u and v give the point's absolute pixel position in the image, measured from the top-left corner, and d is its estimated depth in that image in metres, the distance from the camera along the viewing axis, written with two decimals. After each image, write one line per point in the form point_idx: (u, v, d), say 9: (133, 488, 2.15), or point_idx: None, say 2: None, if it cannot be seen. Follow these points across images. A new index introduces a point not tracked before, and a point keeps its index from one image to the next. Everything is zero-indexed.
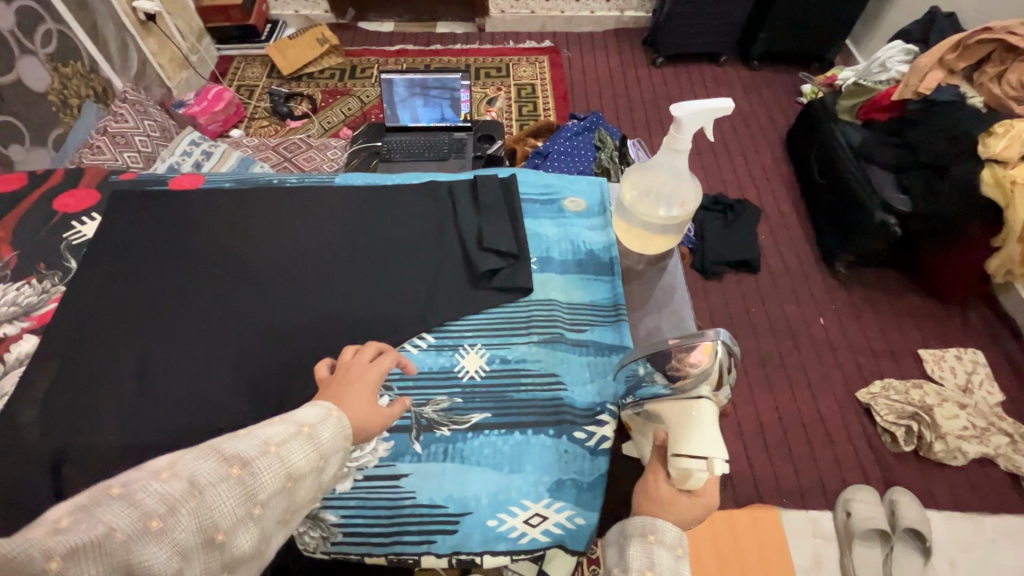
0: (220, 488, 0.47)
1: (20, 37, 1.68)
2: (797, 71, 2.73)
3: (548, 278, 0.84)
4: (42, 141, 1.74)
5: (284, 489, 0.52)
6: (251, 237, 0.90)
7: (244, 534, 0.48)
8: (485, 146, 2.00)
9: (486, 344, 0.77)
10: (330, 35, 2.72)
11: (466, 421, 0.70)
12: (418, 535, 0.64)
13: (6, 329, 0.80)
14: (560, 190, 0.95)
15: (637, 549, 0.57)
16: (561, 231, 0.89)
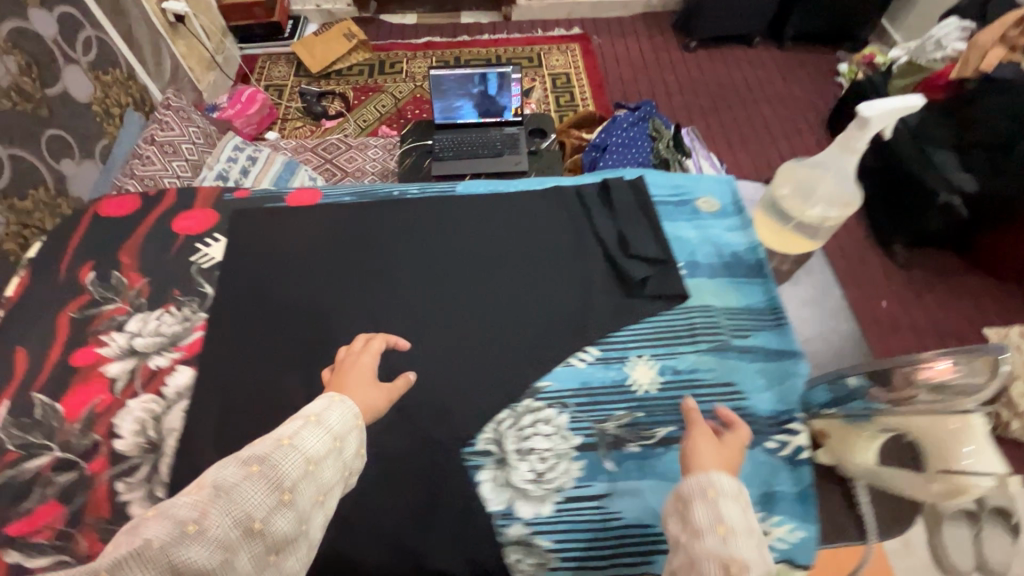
0: (242, 486, 0.61)
1: (64, 46, 1.61)
2: (832, 50, 2.70)
3: (700, 289, 1.07)
4: (90, 154, 1.69)
5: (307, 472, 0.66)
6: (412, 279, 1.07)
7: (283, 515, 0.62)
8: (537, 140, 1.97)
9: (654, 357, 1.00)
10: (356, 30, 2.65)
11: (655, 435, 0.93)
12: (636, 550, 0.86)
13: (160, 356, 0.98)
14: (691, 193, 1.19)
15: (702, 508, 0.71)
16: (700, 237, 1.13)
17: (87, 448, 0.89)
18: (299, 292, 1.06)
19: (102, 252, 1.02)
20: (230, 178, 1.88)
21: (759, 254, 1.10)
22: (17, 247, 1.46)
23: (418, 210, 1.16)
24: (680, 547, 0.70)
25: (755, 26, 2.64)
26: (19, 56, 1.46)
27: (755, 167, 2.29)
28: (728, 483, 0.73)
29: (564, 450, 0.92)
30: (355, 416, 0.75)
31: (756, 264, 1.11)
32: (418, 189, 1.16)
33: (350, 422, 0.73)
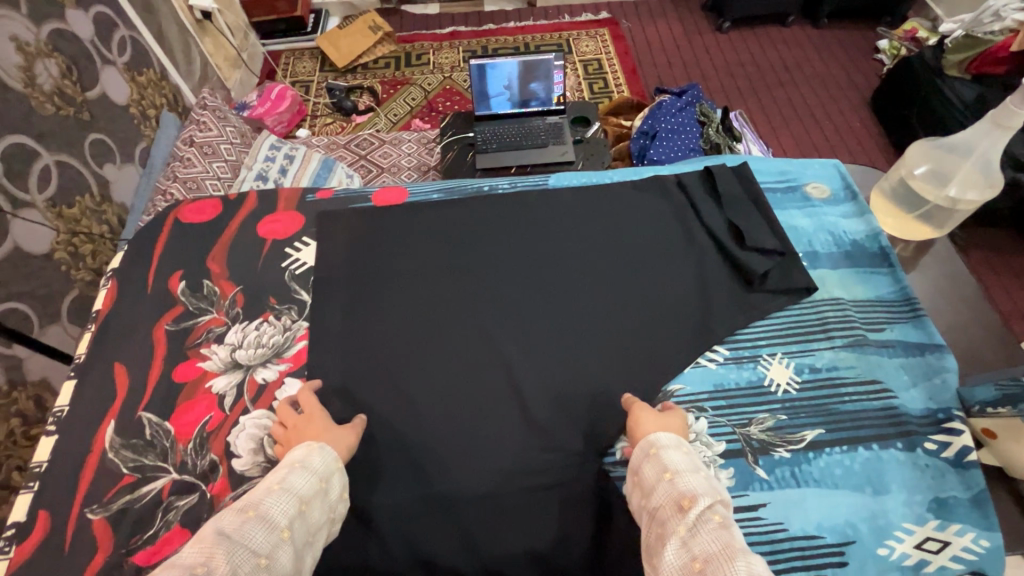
0: (248, 527, 0.56)
1: (100, 46, 1.57)
2: (870, 27, 2.62)
3: (824, 276, 0.94)
4: (130, 158, 1.65)
5: (301, 511, 0.62)
6: (500, 275, 0.96)
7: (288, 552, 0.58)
8: (582, 129, 1.91)
9: (788, 355, 0.86)
10: (381, 21, 2.59)
11: (803, 440, 0.78)
12: (806, 570, 0.69)
13: (268, 373, 0.85)
14: (798, 177, 1.07)
15: (651, 466, 0.68)
16: (815, 222, 1.00)
17: (206, 468, 0.78)
18: (378, 293, 0.94)
19: (185, 258, 0.98)
20: (269, 178, 1.82)
21: (883, 240, 0.97)
22: (67, 254, 1.40)
23: (503, 200, 1.05)
24: (645, 513, 0.66)
25: (789, 4, 2.56)
26: (60, 58, 1.42)
27: (801, 150, 2.23)
28: (664, 435, 0.71)
29: (709, 459, 0.77)
30: (337, 459, 0.70)
31: (882, 248, 0.96)
32: (504, 182, 1.08)
33: (334, 462, 0.69)
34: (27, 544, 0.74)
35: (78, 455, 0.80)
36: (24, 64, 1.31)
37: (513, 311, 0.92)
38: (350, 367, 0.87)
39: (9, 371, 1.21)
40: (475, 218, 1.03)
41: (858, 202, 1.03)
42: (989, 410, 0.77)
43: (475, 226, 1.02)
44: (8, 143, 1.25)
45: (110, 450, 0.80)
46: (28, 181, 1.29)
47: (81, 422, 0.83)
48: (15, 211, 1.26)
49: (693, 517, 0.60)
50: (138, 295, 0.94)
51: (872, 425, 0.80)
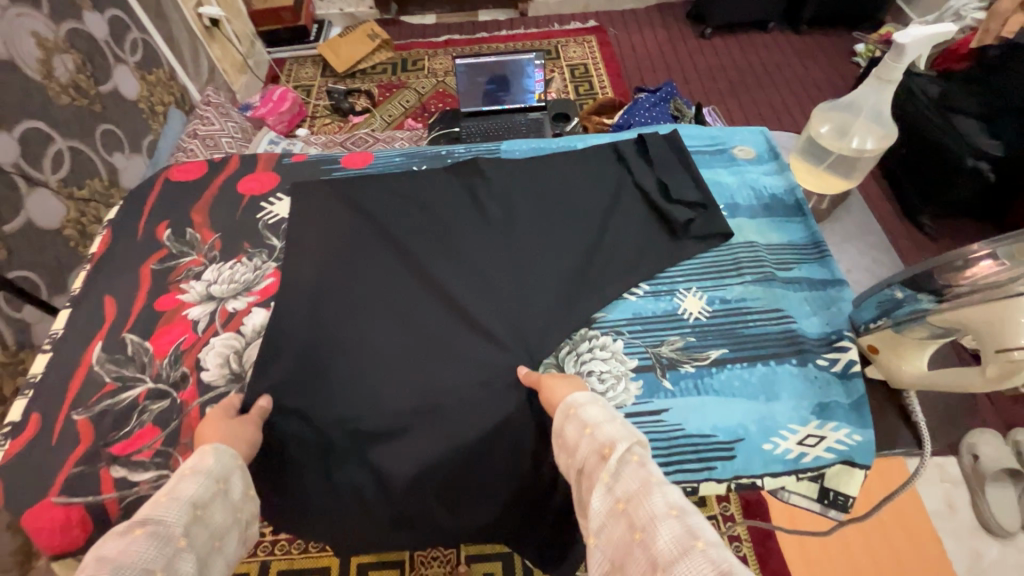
0: (134, 544, 0.55)
1: (113, 46, 1.71)
2: (849, 32, 2.72)
3: (742, 223, 1.02)
4: (138, 148, 1.78)
5: (196, 518, 0.62)
6: (457, 229, 1.05)
7: (186, 562, 0.58)
8: (562, 124, 2.02)
9: (702, 289, 0.95)
10: (379, 30, 2.74)
11: (707, 357, 0.87)
12: (698, 462, 0.79)
13: (236, 303, 0.96)
14: (726, 140, 1.15)
15: (572, 426, 0.70)
16: (739, 178, 1.08)
17: (177, 378, 0.88)
18: (353, 258, 1.01)
19: (174, 213, 1.08)
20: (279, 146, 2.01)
21: (800, 192, 1.05)
22: (76, 231, 1.52)
23: (465, 166, 1.15)
24: (574, 474, 0.68)
25: (769, 11, 2.67)
26: (76, 54, 1.56)
27: None
28: (579, 395, 0.74)
29: (621, 373, 0.87)
30: (235, 457, 0.72)
31: (798, 200, 1.04)
32: (458, 148, 1.19)
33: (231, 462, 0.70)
34: (21, 439, 0.84)
35: (69, 375, 0.89)
36: (42, 58, 1.45)
37: (470, 264, 1.00)
38: (325, 323, 0.94)
39: (17, 333, 1.32)
40: (435, 179, 1.13)
41: (780, 160, 1.11)
42: (871, 326, 0.84)
43: (435, 185, 1.11)
44: (25, 127, 1.38)
45: (96, 372, 0.89)
46: (42, 162, 1.42)
47: (72, 350, 0.92)
48: (30, 189, 1.38)
49: (615, 465, 0.62)
50: (129, 243, 1.05)
51: (772, 346, 0.88)
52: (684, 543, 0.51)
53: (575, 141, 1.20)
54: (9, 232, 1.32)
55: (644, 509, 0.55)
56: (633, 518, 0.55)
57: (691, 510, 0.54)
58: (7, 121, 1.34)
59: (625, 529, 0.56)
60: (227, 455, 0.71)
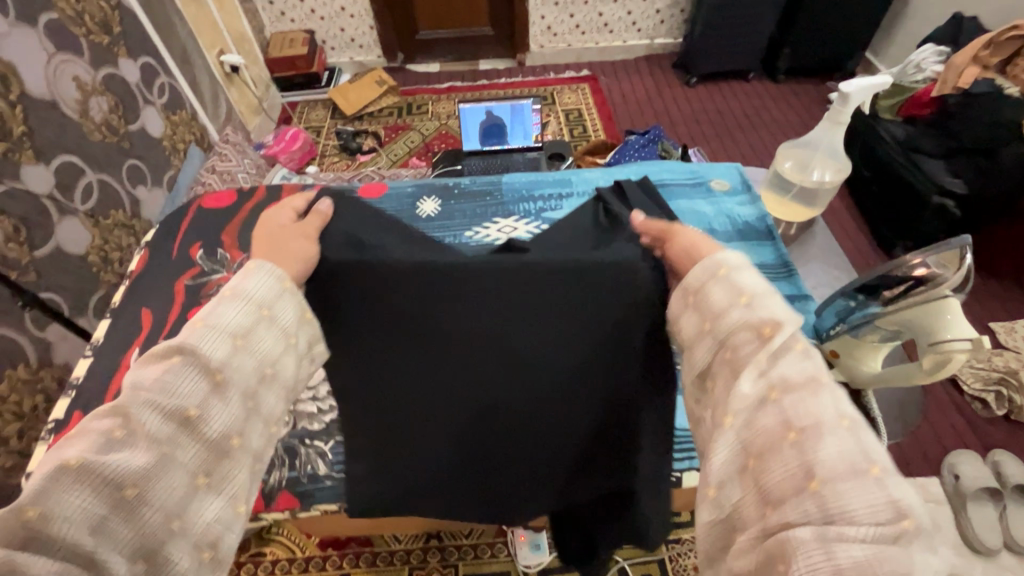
0: (170, 371, 0.57)
1: (143, 89, 1.85)
2: (823, 81, 2.93)
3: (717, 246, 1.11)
4: (159, 182, 1.90)
5: (236, 348, 0.62)
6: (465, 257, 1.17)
7: (232, 397, 0.60)
8: (557, 163, 2.16)
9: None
10: (386, 77, 2.93)
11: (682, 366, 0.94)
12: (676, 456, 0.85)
13: None
14: (705, 174, 1.26)
15: (722, 288, 0.64)
16: (715, 207, 1.17)
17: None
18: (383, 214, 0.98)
19: (202, 236, 1.18)
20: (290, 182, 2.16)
21: (770, 221, 1.14)
22: (99, 258, 1.60)
23: (472, 197, 1.26)
24: (708, 336, 0.63)
25: (749, 62, 2.89)
26: (109, 96, 1.69)
27: None
28: (733, 254, 0.66)
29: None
30: (280, 281, 0.68)
31: (769, 227, 1.13)
32: (464, 180, 1.31)
33: (275, 287, 0.67)
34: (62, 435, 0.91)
35: (104, 381, 0.96)
36: (80, 99, 1.58)
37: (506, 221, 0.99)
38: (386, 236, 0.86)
39: (40, 352, 1.38)
40: (446, 211, 1.24)
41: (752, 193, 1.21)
42: (830, 333, 0.96)
43: (444, 216, 1.22)
44: (61, 161, 1.49)
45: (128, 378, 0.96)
46: (73, 193, 1.52)
47: (108, 357, 1.00)
48: (60, 218, 1.48)
49: (779, 346, 0.57)
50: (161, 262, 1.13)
51: None
52: (856, 464, 0.48)
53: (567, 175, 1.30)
54: (39, 256, 1.40)
55: (809, 408, 0.52)
56: (789, 414, 0.52)
57: (865, 426, 0.51)
58: (45, 155, 1.44)
59: (778, 422, 0.52)
60: (267, 276, 0.67)
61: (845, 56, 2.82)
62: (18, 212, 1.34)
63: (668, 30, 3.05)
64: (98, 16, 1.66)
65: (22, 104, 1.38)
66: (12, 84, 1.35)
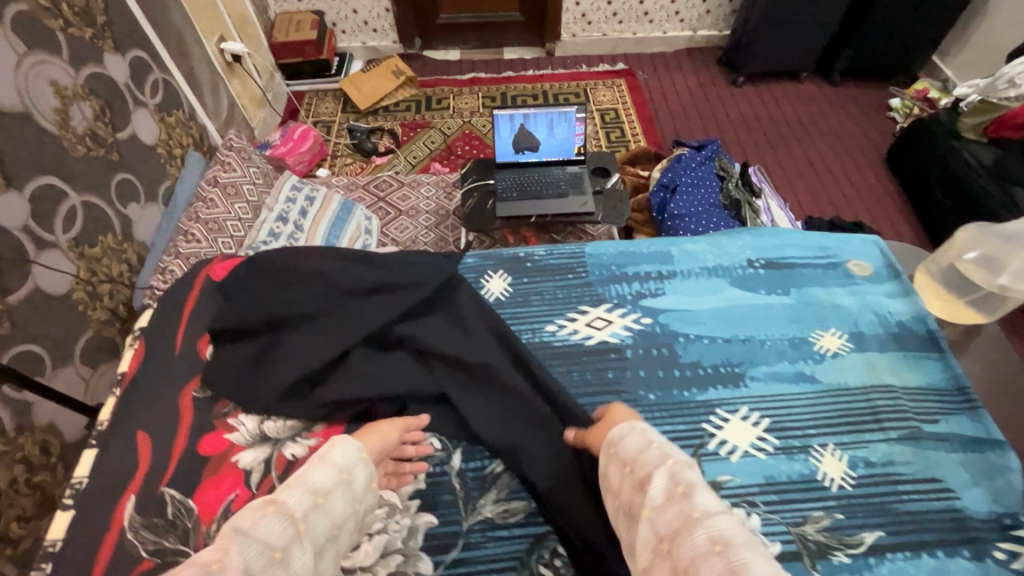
0: (265, 522, 0.61)
1: (133, 89, 1.60)
2: (881, 85, 2.68)
3: (872, 359, 0.97)
4: (155, 196, 1.66)
5: (316, 505, 0.66)
6: None
7: (302, 547, 0.62)
8: (602, 180, 1.92)
9: (840, 446, 0.87)
10: (404, 66, 2.65)
11: (861, 543, 0.78)
12: None
13: (297, 450, 0.82)
14: (838, 254, 1.13)
15: (613, 465, 0.74)
16: (860, 300, 1.05)
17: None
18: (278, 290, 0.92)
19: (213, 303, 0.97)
20: (289, 221, 1.82)
21: (931, 323, 1.02)
22: (86, 294, 1.39)
23: (554, 278, 1.08)
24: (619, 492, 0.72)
25: (803, 62, 2.62)
26: (95, 101, 1.44)
27: (817, 205, 2.23)
28: (619, 429, 0.77)
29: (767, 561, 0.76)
30: (359, 453, 0.75)
31: (930, 330, 1.01)
32: (540, 251, 1.12)
33: (356, 455, 0.74)
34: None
35: None
36: (60, 107, 1.33)
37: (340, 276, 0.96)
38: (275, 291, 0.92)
39: (19, 416, 1.18)
40: (519, 294, 1.06)
41: (900, 280, 1.09)
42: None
43: (518, 299, 1.04)
44: (39, 184, 1.26)
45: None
46: (54, 222, 1.29)
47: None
48: (39, 252, 1.25)
49: (660, 492, 0.66)
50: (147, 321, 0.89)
51: (935, 528, 0.80)
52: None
53: (672, 248, 1.13)
54: (14, 302, 1.18)
55: (685, 552, 0.58)
56: (676, 562, 0.59)
57: (736, 545, 0.57)
58: (18, 179, 1.21)
59: (668, 570, 0.59)
60: (350, 444, 0.75)
61: (910, 58, 2.56)
62: None
63: (713, 20, 2.77)
64: (79, 5, 1.40)
65: None
66: None
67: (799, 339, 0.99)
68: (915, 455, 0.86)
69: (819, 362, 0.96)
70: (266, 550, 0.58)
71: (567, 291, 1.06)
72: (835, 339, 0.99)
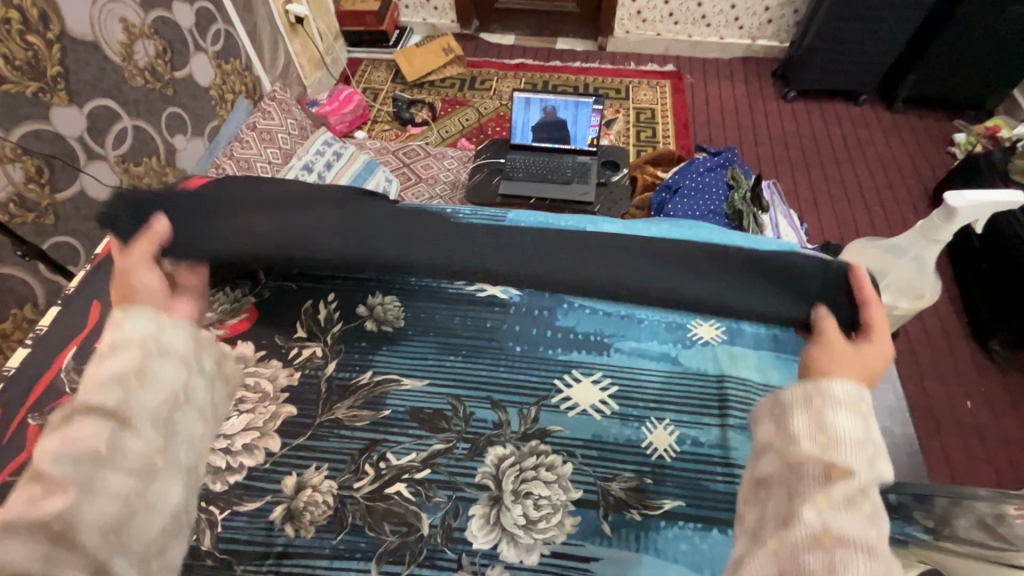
0: (77, 424, 0.53)
1: (196, 35, 1.81)
2: (947, 118, 2.50)
3: (739, 354, 0.90)
4: (201, 132, 1.87)
5: (133, 390, 0.56)
6: None
7: (140, 424, 0.56)
8: (609, 173, 1.96)
9: (675, 421, 0.83)
10: (455, 45, 2.77)
11: (658, 507, 0.75)
12: None
13: None
14: (748, 252, 1.00)
15: (805, 416, 0.55)
16: None
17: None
18: None
19: None
20: (314, 170, 1.97)
21: None
22: None
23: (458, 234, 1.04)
24: (771, 454, 0.56)
25: (863, 83, 2.48)
26: (158, 40, 1.65)
27: (841, 231, 2.15)
28: (841, 390, 0.56)
29: (560, 502, 0.75)
30: (156, 317, 0.61)
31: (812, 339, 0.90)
32: (463, 207, 1.09)
33: (159, 323, 0.61)
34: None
35: (37, 373, 0.82)
36: (125, 42, 1.55)
37: None
38: None
39: (50, 294, 1.40)
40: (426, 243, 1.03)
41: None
42: None
43: None
44: (96, 105, 1.47)
45: (41, 361, 0.84)
46: (105, 138, 1.51)
47: (48, 346, 0.86)
48: (87, 162, 1.47)
49: (843, 493, 0.50)
50: (132, 217, 1.03)
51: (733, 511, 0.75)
52: None
53: (586, 223, 1.06)
54: (60, 199, 1.40)
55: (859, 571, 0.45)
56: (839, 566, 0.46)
57: None
58: (78, 97, 1.43)
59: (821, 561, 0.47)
60: (147, 315, 0.61)
61: (985, 90, 2.37)
62: (43, 153, 1.34)
63: (774, 31, 2.68)
64: None
65: (60, 43, 1.36)
66: (52, 21, 1.34)
67: (677, 323, 0.94)
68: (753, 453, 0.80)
69: (686, 346, 0.91)
70: (80, 453, 0.52)
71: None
72: (710, 329, 0.93)
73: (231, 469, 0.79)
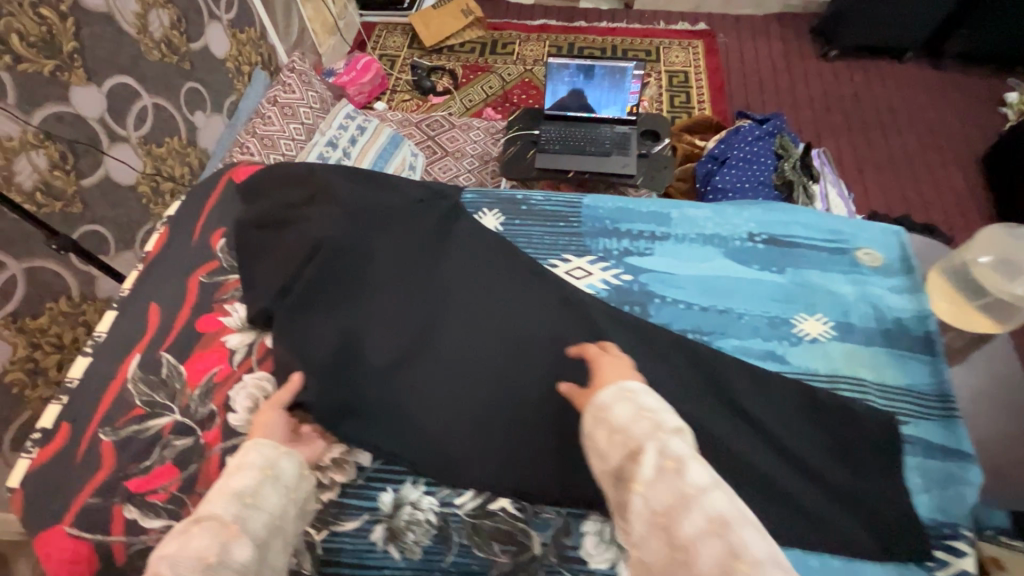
0: (192, 536, 0.60)
1: (209, 3, 1.69)
2: (997, 75, 2.37)
3: (854, 351, 0.88)
4: (220, 108, 1.77)
5: (245, 508, 0.64)
6: None
7: (241, 542, 0.61)
8: (650, 143, 1.85)
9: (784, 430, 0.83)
10: (474, 6, 2.61)
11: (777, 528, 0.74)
12: None
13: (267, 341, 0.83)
14: (850, 240, 1.00)
15: (602, 429, 0.66)
16: (859, 291, 0.94)
17: (204, 416, 0.78)
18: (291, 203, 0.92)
19: None
20: (339, 146, 1.88)
21: (931, 324, 0.90)
22: (150, 189, 1.52)
23: (531, 222, 1.03)
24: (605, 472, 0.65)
25: (910, 39, 2.34)
26: (172, 10, 1.55)
27: (887, 200, 2.07)
28: (608, 393, 0.68)
29: None
30: (276, 446, 0.71)
31: (928, 333, 0.90)
32: (535, 193, 1.07)
33: (275, 449, 0.70)
34: (49, 449, 0.80)
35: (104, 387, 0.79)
36: (139, 12, 1.44)
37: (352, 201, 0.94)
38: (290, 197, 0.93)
39: (82, 285, 1.34)
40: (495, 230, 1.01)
41: (913, 277, 0.96)
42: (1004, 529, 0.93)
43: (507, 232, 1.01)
44: (115, 82, 1.38)
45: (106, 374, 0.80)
46: (126, 118, 1.42)
47: None
48: (111, 145, 1.39)
49: (650, 471, 0.59)
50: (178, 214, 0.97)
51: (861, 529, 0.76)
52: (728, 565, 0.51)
53: (671, 208, 1.04)
54: (86, 186, 1.33)
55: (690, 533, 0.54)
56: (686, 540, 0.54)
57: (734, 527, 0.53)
58: (97, 76, 1.34)
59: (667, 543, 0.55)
60: (268, 442, 0.71)
61: None
62: (66, 138, 1.27)
63: None
64: None
65: (74, 16, 1.27)
66: None
67: (779, 319, 0.92)
68: (848, 467, 0.79)
69: (794, 345, 0.89)
70: (194, 559, 0.57)
71: (556, 239, 1.01)
72: (819, 324, 0.91)
73: (325, 485, 0.78)
